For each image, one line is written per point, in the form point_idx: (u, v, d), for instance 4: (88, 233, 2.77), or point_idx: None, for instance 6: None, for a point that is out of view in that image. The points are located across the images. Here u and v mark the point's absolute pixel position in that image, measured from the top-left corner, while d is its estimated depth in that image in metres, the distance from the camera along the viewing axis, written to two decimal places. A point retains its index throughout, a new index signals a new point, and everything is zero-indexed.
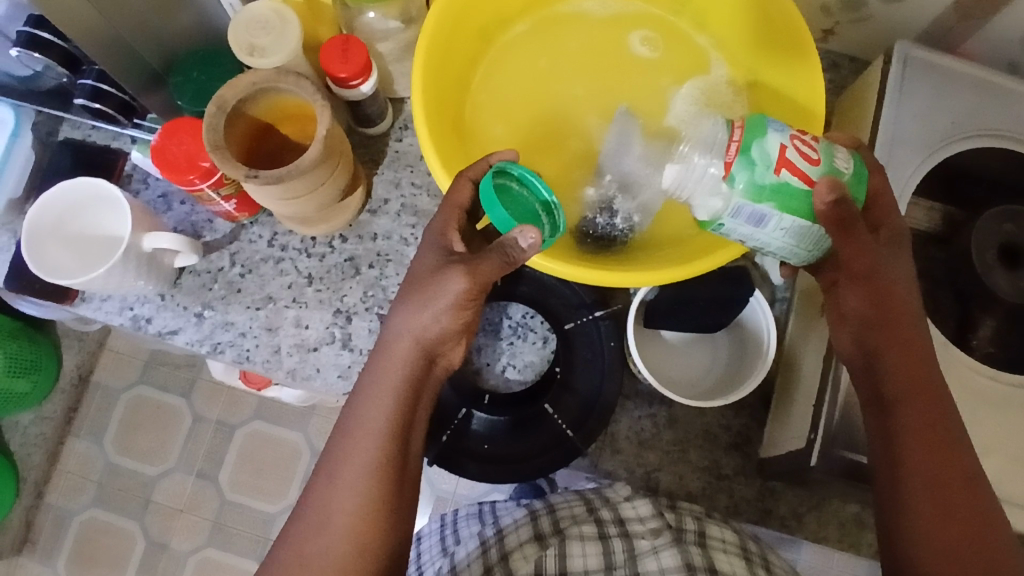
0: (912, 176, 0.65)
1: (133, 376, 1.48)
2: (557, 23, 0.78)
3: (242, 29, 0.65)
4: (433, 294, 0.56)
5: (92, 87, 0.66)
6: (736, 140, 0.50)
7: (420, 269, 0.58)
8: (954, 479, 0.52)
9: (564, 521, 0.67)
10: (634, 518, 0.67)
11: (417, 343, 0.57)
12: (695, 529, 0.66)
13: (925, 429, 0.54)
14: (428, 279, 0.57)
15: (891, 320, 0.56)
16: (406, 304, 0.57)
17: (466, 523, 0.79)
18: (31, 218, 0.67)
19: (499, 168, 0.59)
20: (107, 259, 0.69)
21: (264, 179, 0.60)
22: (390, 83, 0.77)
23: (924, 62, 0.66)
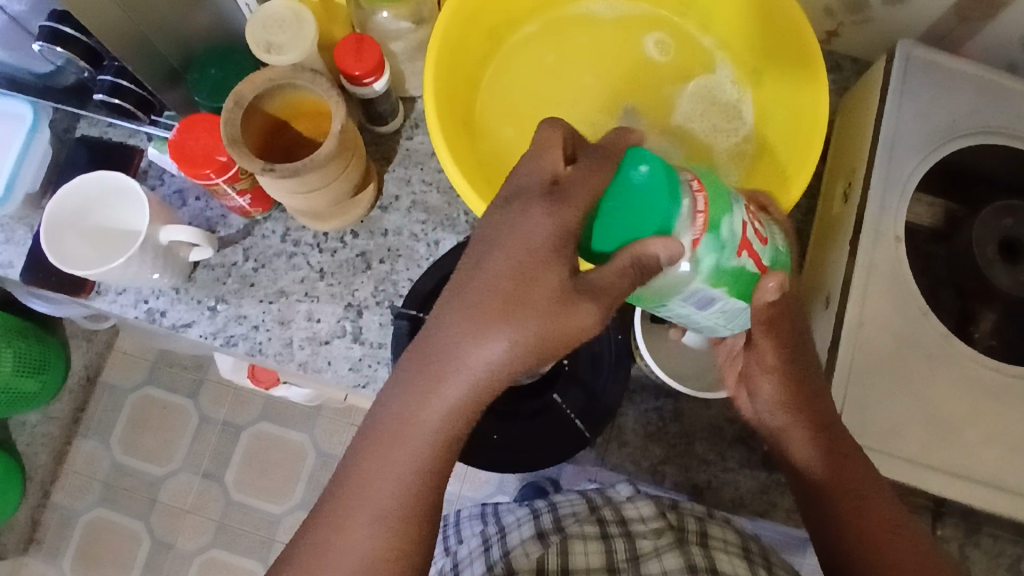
0: (915, 173, 0.66)
1: (140, 376, 1.49)
2: (566, 24, 0.80)
3: (259, 27, 0.66)
4: (557, 324, 0.45)
5: (112, 83, 0.68)
6: (699, 211, 0.43)
7: (518, 282, 0.45)
8: (878, 504, 0.57)
9: (566, 520, 0.67)
10: (636, 518, 0.66)
11: (495, 377, 0.47)
12: (696, 529, 0.66)
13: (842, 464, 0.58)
14: (548, 305, 0.45)
15: (798, 375, 0.60)
16: (507, 328, 0.45)
17: (469, 523, 0.79)
18: (50, 207, 0.68)
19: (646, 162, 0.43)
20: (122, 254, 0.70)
21: (280, 172, 0.62)
22: (401, 82, 0.78)
23: (926, 62, 0.67)
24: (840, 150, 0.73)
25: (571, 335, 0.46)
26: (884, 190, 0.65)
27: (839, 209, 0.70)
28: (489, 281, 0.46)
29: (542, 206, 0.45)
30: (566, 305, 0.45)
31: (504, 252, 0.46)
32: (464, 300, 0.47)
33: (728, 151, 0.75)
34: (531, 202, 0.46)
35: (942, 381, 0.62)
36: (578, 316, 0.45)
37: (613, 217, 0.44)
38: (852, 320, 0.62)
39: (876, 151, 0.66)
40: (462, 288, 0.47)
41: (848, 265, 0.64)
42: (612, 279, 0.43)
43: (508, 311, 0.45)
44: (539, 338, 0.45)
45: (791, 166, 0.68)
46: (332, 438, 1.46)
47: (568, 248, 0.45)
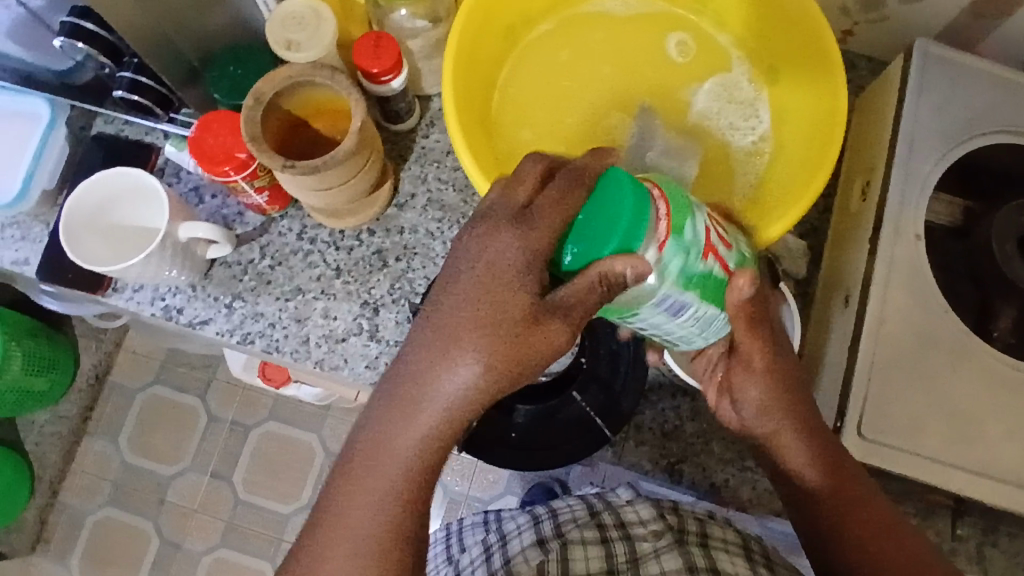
0: (932, 172, 0.66)
1: (149, 376, 1.49)
2: (581, 22, 0.80)
3: (278, 25, 0.66)
4: (524, 342, 0.48)
5: (131, 80, 0.68)
6: (664, 215, 0.46)
7: (487, 307, 0.48)
8: (876, 518, 0.57)
9: (567, 525, 0.66)
10: (635, 521, 0.66)
11: (466, 391, 0.50)
12: (696, 530, 0.65)
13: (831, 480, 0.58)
14: (513, 324, 0.48)
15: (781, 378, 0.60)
16: (479, 347, 0.49)
17: (472, 531, 0.78)
18: (75, 195, 0.68)
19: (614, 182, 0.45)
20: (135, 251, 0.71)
21: (300, 169, 0.62)
22: (418, 80, 0.78)
23: (943, 60, 0.67)
24: (858, 149, 0.73)
25: (537, 352, 0.49)
26: (903, 187, 0.65)
27: (857, 207, 0.70)
28: (465, 308, 0.49)
29: (510, 230, 0.48)
30: (532, 325, 0.48)
31: (473, 278, 0.49)
32: (440, 322, 0.50)
33: (746, 149, 0.75)
34: (500, 225, 0.48)
35: (963, 379, 0.62)
36: (546, 332, 0.49)
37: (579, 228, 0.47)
38: (872, 318, 0.62)
39: (895, 150, 0.66)
40: (436, 313, 0.50)
41: (868, 263, 0.64)
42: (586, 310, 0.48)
43: (480, 332, 0.48)
44: (508, 353, 0.49)
45: (809, 163, 0.69)
46: (341, 439, 1.46)
47: (531, 269, 0.48)
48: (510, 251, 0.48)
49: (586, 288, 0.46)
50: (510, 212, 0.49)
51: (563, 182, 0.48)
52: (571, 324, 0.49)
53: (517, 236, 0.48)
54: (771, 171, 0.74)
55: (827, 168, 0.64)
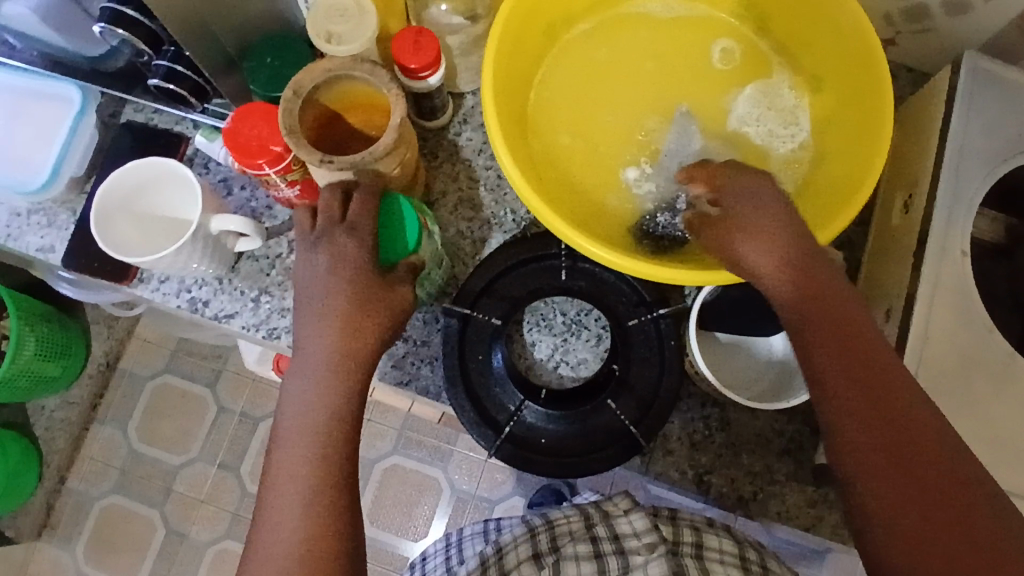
0: (978, 189, 0.65)
1: (160, 364, 1.49)
2: (621, 23, 0.79)
3: (320, 17, 0.65)
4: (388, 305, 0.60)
5: (167, 69, 0.66)
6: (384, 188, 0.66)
7: (345, 289, 0.59)
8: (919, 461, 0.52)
9: (562, 539, 0.68)
10: (630, 533, 0.66)
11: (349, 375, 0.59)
12: (692, 541, 0.68)
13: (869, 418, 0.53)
14: (372, 293, 0.60)
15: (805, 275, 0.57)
16: (350, 329, 0.59)
17: (472, 542, 0.81)
18: (120, 170, 0.67)
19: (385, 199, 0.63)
20: (157, 242, 0.69)
21: (337, 164, 0.61)
22: (454, 77, 0.77)
23: (991, 74, 0.66)
24: (898, 162, 0.72)
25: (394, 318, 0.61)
26: (950, 203, 0.64)
27: (899, 221, 0.69)
28: (325, 297, 0.60)
29: (345, 236, 0.60)
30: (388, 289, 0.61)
31: (331, 273, 0.60)
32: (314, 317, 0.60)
33: (785, 157, 0.74)
34: (333, 236, 0.60)
35: (1004, 399, 0.61)
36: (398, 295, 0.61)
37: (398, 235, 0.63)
38: (916, 335, 0.61)
39: (942, 165, 0.65)
40: (312, 308, 0.60)
41: (912, 279, 0.63)
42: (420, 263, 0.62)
43: (345, 312, 0.59)
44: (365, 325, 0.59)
45: (851, 173, 0.67)
46: None
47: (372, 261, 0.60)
48: (346, 251, 0.60)
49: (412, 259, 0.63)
50: (333, 224, 0.61)
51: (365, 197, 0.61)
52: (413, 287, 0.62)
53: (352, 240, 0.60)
54: (809, 180, 0.72)
55: (874, 177, 0.63)
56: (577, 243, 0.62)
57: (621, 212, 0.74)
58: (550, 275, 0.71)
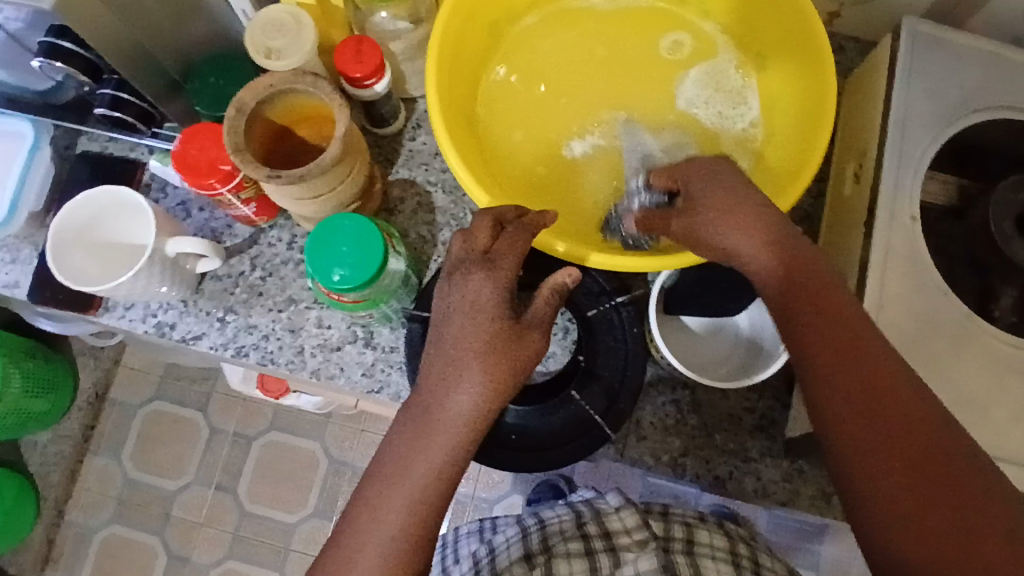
0: (925, 153, 0.65)
1: (149, 391, 1.49)
2: (567, 17, 0.79)
3: (258, 33, 0.66)
4: (515, 355, 0.57)
5: (112, 96, 0.67)
6: (324, 239, 0.63)
7: (472, 328, 0.57)
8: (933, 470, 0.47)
9: (554, 538, 0.69)
10: (621, 530, 0.69)
11: (478, 421, 0.57)
12: (683, 536, 0.71)
13: (869, 425, 0.49)
14: (500, 339, 0.57)
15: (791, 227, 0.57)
16: (475, 367, 0.56)
17: (467, 541, 0.80)
18: (84, 194, 0.67)
19: (339, 236, 0.63)
20: (107, 266, 0.70)
21: (285, 178, 0.61)
22: (402, 82, 0.78)
23: (931, 38, 0.66)
24: (848, 133, 0.73)
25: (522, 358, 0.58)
26: (897, 169, 0.64)
27: (851, 191, 0.69)
28: (448, 346, 0.58)
29: (482, 273, 0.59)
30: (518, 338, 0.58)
31: (460, 312, 0.58)
32: (433, 356, 0.59)
33: (736, 137, 0.75)
34: (471, 270, 0.59)
35: (964, 358, 0.61)
36: (527, 341, 0.58)
37: (359, 256, 0.63)
38: (871, 303, 0.62)
39: (886, 133, 0.65)
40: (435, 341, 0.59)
41: (864, 248, 0.63)
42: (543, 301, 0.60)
43: (465, 356, 0.57)
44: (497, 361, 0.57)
45: (799, 147, 0.68)
46: (344, 445, 1.45)
47: (505, 302, 0.59)
48: (465, 297, 0.59)
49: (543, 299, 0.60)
50: (471, 258, 0.60)
51: (516, 234, 0.61)
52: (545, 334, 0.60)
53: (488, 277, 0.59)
54: (761, 160, 0.73)
55: (823, 149, 0.63)
56: (576, 254, 0.63)
57: (582, 207, 0.75)
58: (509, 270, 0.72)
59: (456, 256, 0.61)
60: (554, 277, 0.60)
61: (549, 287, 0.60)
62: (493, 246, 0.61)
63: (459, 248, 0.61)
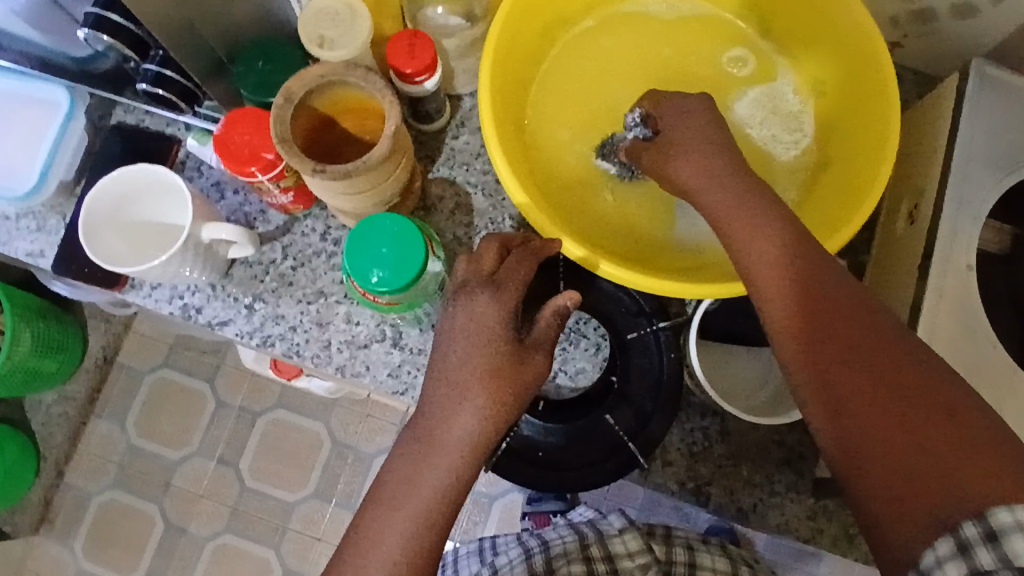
0: (985, 200, 0.63)
1: (158, 359, 1.48)
2: (625, 24, 0.78)
3: (312, 21, 0.64)
4: (527, 379, 0.57)
5: (155, 73, 0.65)
6: (358, 236, 0.62)
7: (473, 347, 0.56)
8: (922, 431, 0.45)
9: (557, 560, 0.69)
10: (623, 554, 0.70)
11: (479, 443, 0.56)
12: (685, 560, 0.72)
13: (863, 387, 0.48)
14: (501, 359, 0.56)
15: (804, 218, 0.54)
16: (479, 391, 0.56)
17: (467, 563, 0.80)
18: (130, 172, 0.66)
19: (375, 233, 0.62)
20: (140, 248, 0.69)
21: (330, 174, 0.60)
22: (450, 79, 0.76)
23: (999, 81, 0.65)
24: (903, 170, 0.71)
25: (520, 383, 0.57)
26: (956, 214, 0.62)
27: (904, 230, 0.67)
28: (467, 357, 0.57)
29: (487, 293, 0.58)
30: (520, 359, 0.57)
31: (463, 332, 0.57)
32: (438, 374, 0.58)
33: (788, 162, 0.73)
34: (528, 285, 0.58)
35: (1008, 414, 0.60)
36: (530, 363, 0.58)
37: (399, 258, 0.61)
38: None
39: (948, 175, 0.63)
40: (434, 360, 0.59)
41: (917, 291, 0.62)
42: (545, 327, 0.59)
43: (466, 378, 0.56)
44: (495, 379, 0.56)
45: (854, 179, 0.66)
46: (349, 429, 1.44)
47: (511, 323, 0.58)
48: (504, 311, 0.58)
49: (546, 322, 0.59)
50: (480, 278, 0.59)
51: (522, 258, 0.60)
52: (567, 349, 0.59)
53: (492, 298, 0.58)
54: (813, 187, 0.72)
55: (880, 187, 0.61)
56: (587, 261, 0.62)
57: (627, 221, 0.73)
58: (548, 284, 0.69)
59: (462, 277, 0.60)
60: (555, 299, 0.59)
61: (550, 309, 0.59)
62: (498, 270, 0.60)
63: (464, 270, 0.61)
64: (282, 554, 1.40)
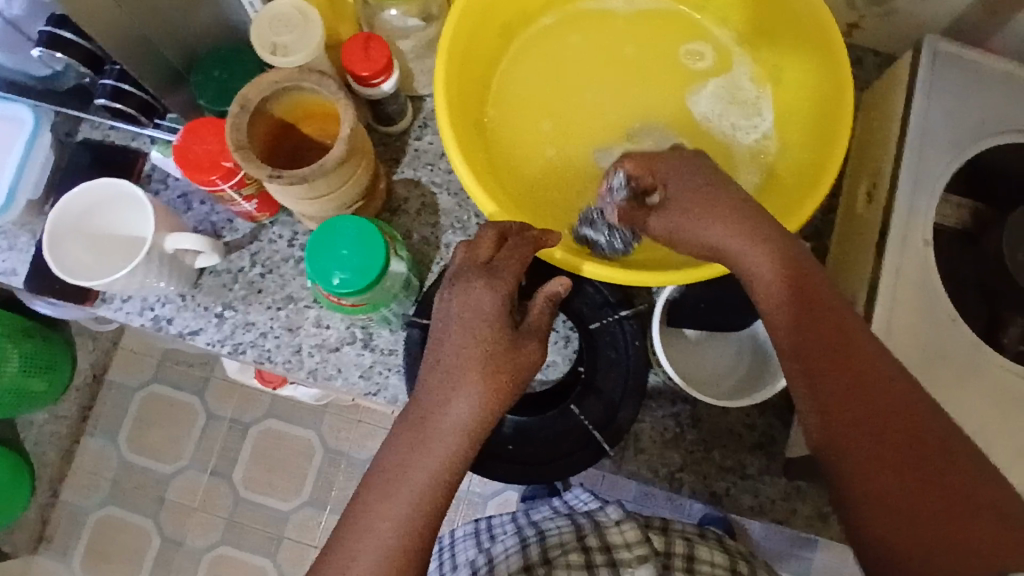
0: (941, 176, 0.64)
1: (147, 374, 1.48)
2: (582, 19, 0.78)
3: (265, 27, 0.64)
4: (515, 364, 0.57)
5: (113, 87, 0.67)
6: (321, 240, 0.62)
7: (471, 336, 0.57)
8: (919, 470, 0.49)
9: (553, 551, 0.69)
10: (621, 544, 0.69)
11: (474, 432, 0.56)
12: (684, 552, 0.72)
13: (859, 418, 0.51)
14: (498, 349, 0.57)
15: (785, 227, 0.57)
16: (475, 380, 0.56)
17: (463, 545, 0.80)
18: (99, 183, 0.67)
19: (335, 234, 0.62)
20: (108, 259, 0.69)
21: (287, 179, 0.60)
22: (409, 80, 0.76)
23: (953, 57, 0.65)
24: (862, 150, 0.71)
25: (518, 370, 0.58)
26: (912, 192, 0.63)
27: (863, 210, 0.68)
28: (456, 347, 0.57)
29: (482, 281, 0.59)
30: (516, 348, 0.58)
31: (458, 322, 0.58)
32: (433, 363, 0.58)
33: (748, 148, 0.73)
34: (473, 278, 0.59)
35: (970, 387, 0.60)
36: (526, 351, 0.58)
37: (360, 257, 0.62)
38: (879, 327, 0.61)
39: (902, 153, 0.64)
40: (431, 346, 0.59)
41: (875, 270, 0.62)
42: (537, 313, 0.60)
43: (460, 365, 0.57)
44: (494, 367, 0.57)
45: (813, 162, 0.66)
46: (340, 435, 1.45)
47: (505, 311, 0.59)
48: (489, 301, 0.58)
49: (539, 309, 0.61)
50: (473, 265, 0.60)
51: (516, 247, 0.61)
52: (543, 343, 0.60)
53: (487, 285, 0.59)
54: (773, 173, 0.72)
55: (834, 168, 0.61)
56: (569, 261, 0.63)
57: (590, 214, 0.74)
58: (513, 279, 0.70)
59: (458, 264, 0.61)
60: (546, 287, 0.61)
61: (543, 297, 0.61)
62: (494, 257, 0.61)
63: (462, 257, 0.61)
64: (278, 562, 1.41)
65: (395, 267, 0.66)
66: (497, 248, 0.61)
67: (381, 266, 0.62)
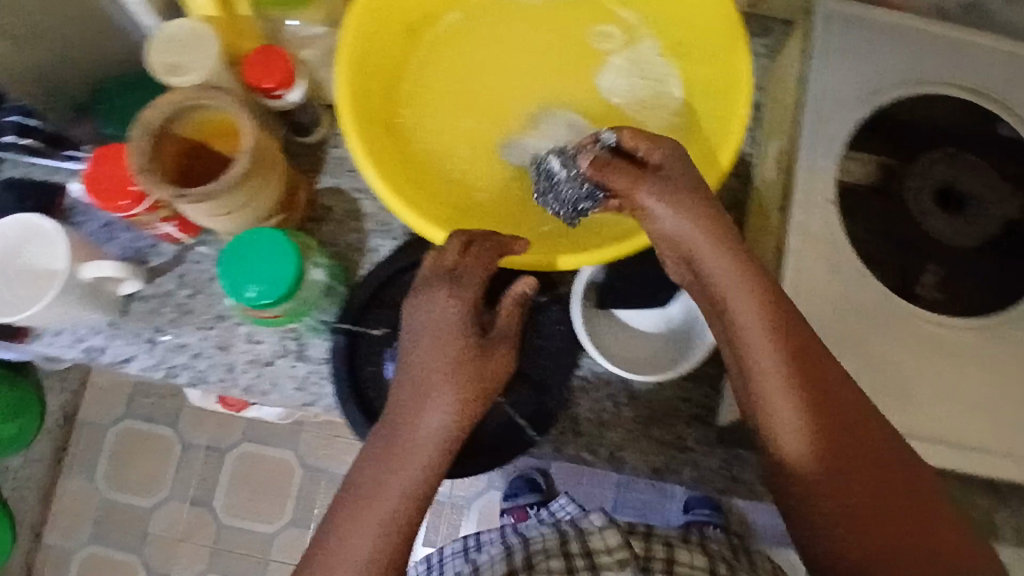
0: (842, 133, 0.64)
1: (119, 409, 1.48)
2: (490, 12, 0.79)
3: (161, 49, 0.65)
4: (487, 370, 0.58)
5: (16, 121, 0.72)
6: (238, 254, 0.62)
7: (444, 349, 0.57)
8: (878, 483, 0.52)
9: (536, 556, 0.68)
10: (602, 549, 0.67)
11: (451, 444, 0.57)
12: (665, 557, 0.68)
13: (828, 423, 0.53)
14: (473, 360, 0.57)
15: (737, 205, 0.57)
16: (451, 390, 0.57)
17: (453, 562, 0.79)
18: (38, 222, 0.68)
19: (250, 246, 0.62)
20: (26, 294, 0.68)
21: (191, 198, 0.60)
22: (321, 89, 0.77)
23: (848, 13, 0.66)
24: (771, 116, 0.72)
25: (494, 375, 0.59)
26: (813, 152, 0.63)
27: (774, 174, 0.68)
28: (428, 360, 0.57)
29: (447, 289, 0.58)
30: (487, 354, 0.59)
31: (428, 333, 0.58)
32: (405, 378, 0.58)
33: (660, 125, 0.74)
34: (437, 286, 0.59)
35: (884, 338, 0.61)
36: (498, 358, 0.59)
37: (274, 266, 0.62)
38: (790, 288, 0.61)
39: (803, 113, 0.64)
40: (402, 362, 0.59)
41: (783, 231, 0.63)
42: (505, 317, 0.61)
43: (435, 378, 0.57)
44: (474, 378, 0.57)
45: (718, 132, 0.66)
46: (318, 452, 1.45)
47: (472, 320, 0.59)
48: (451, 310, 0.58)
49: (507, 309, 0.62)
50: (438, 273, 0.59)
51: (482, 251, 0.60)
52: (513, 347, 0.61)
53: (453, 295, 0.58)
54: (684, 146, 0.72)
55: (736, 136, 0.62)
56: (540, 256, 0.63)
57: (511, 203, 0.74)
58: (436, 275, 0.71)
59: (424, 271, 0.60)
60: (514, 288, 0.62)
61: (512, 298, 0.61)
62: (458, 262, 0.60)
63: (428, 264, 0.60)
64: None
65: (313, 275, 0.67)
66: (464, 252, 0.60)
67: (294, 274, 0.62)
